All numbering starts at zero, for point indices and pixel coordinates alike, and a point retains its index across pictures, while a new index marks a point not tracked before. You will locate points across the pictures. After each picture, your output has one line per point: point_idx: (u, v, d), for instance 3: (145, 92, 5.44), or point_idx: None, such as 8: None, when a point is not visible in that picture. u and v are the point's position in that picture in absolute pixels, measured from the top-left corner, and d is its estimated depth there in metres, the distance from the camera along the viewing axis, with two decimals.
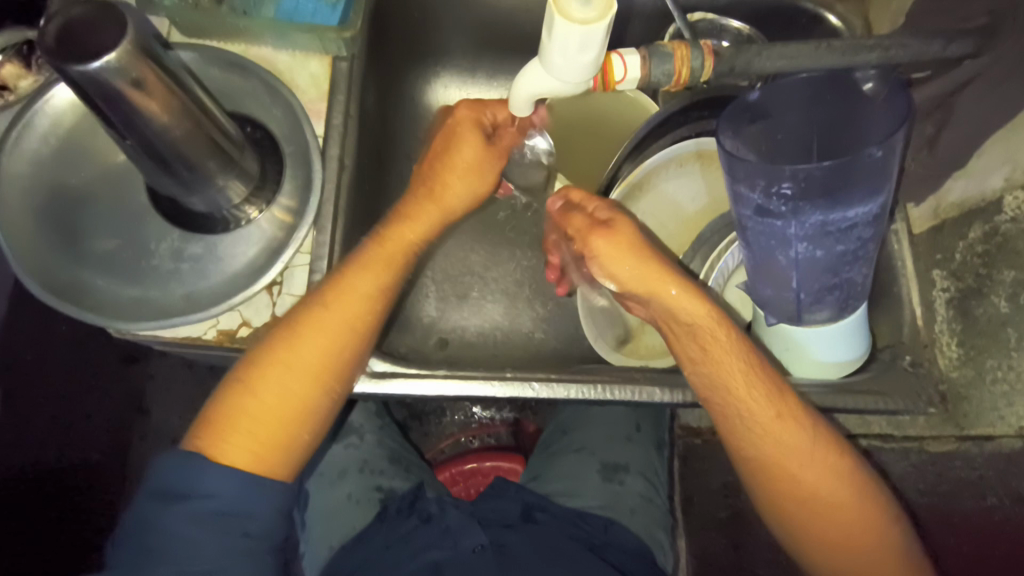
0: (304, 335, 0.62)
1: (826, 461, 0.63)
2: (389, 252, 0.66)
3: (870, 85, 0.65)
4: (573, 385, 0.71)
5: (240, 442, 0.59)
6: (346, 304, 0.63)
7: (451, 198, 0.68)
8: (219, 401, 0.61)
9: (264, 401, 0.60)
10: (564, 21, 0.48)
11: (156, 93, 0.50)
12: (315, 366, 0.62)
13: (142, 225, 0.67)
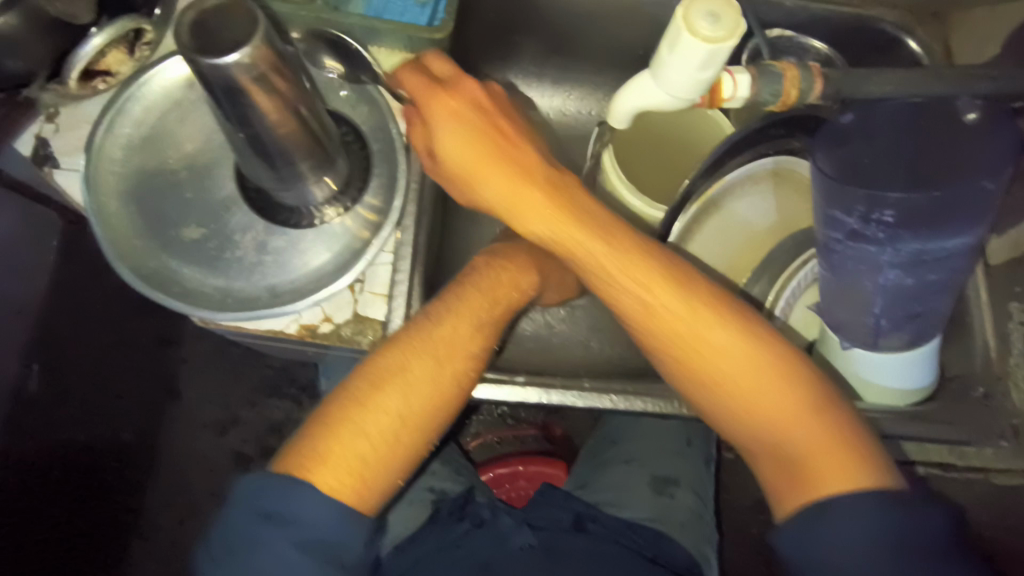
0: (410, 371, 0.61)
1: (793, 416, 0.58)
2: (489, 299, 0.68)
3: (973, 113, 0.64)
4: (650, 399, 0.69)
5: (345, 469, 0.57)
6: (454, 347, 0.64)
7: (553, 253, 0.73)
8: (322, 429, 0.59)
9: (367, 426, 0.59)
10: (692, 35, 0.47)
11: (275, 89, 0.50)
12: (429, 393, 0.62)
13: (226, 215, 0.68)
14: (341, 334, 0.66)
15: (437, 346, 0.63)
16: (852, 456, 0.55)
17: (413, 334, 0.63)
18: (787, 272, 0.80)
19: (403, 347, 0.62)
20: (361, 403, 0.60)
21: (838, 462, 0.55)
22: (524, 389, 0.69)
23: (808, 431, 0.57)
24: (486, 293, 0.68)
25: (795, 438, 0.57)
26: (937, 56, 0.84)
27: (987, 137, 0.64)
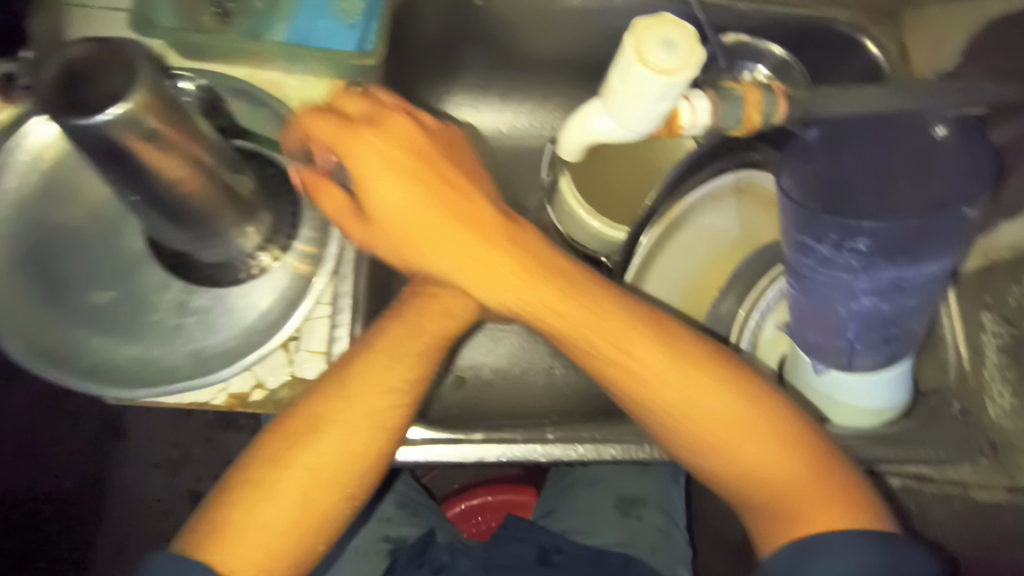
0: (318, 431, 0.52)
1: (740, 432, 0.54)
2: (416, 340, 0.57)
3: (943, 130, 0.60)
4: (618, 445, 0.64)
5: (248, 560, 0.47)
6: (369, 403, 0.53)
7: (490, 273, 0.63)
8: (217, 511, 0.49)
9: (274, 511, 0.48)
10: (646, 68, 0.42)
11: (173, 145, 0.43)
12: (336, 455, 0.51)
13: (139, 274, 0.60)
14: (276, 400, 0.59)
15: (345, 400, 0.53)
16: (846, 499, 0.51)
17: (324, 390, 0.54)
18: (758, 289, 0.76)
19: (314, 416, 0.52)
20: (268, 476, 0.50)
21: (784, 471, 0.53)
22: (481, 447, 0.63)
23: (762, 448, 0.53)
24: (401, 334, 0.57)
25: (794, 459, 0.53)
26: (895, 58, 0.80)
27: (949, 149, 0.60)
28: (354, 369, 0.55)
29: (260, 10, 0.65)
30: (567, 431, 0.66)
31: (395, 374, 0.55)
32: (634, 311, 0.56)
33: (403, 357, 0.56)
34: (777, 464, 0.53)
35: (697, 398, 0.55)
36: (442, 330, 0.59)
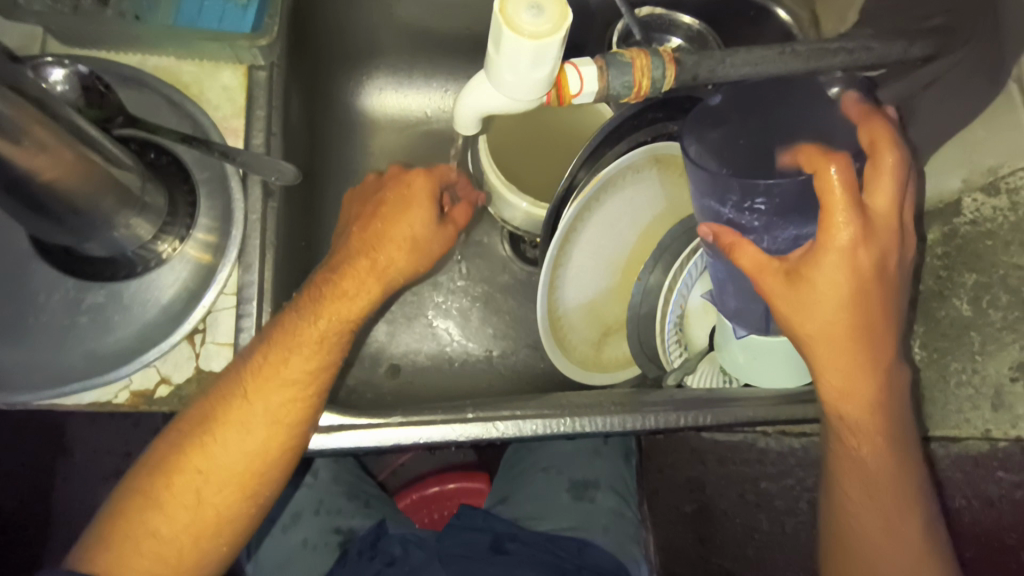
0: (220, 438, 0.56)
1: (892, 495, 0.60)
2: (311, 344, 0.57)
3: (836, 88, 0.63)
4: (536, 420, 0.65)
5: (171, 547, 0.55)
6: (268, 408, 0.56)
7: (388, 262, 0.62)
8: (133, 511, 0.56)
9: (191, 504, 0.56)
10: (513, 34, 0.42)
11: (21, 130, 0.42)
12: (238, 453, 0.56)
13: (28, 274, 0.57)
14: (182, 395, 0.58)
15: (244, 405, 0.56)
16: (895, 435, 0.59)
17: (223, 403, 0.56)
18: (682, 257, 0.75)
19: (223, 415, 0.56)
20: (175, 483, 0.56)
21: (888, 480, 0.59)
22: (402, 429, 0.62)
23: (881, 390, 0.56)
24: (296, 336, 0.57)
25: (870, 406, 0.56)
26: (805, 25, 0.81)
27: (842, 108, 0.59)
28: (245, 377, 0.56)
29: None
30: (488, 409, 0.66)
31: (288, 378, 0.56)
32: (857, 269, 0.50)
33: (289, 359, 0.56)
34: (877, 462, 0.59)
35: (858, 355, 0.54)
36: (344, 318, 0.59)
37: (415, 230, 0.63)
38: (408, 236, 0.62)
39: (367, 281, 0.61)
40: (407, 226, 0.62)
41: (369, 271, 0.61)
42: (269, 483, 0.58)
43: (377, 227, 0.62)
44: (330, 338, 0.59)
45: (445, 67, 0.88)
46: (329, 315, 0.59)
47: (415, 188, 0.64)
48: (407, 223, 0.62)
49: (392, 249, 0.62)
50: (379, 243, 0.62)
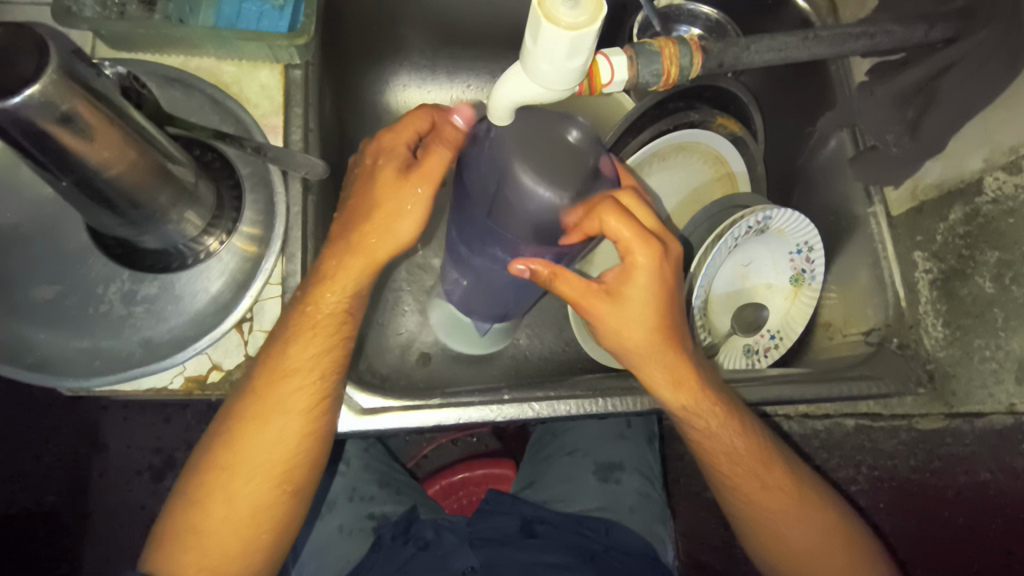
0: (244, 436, 0.59)
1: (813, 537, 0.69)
2: (319, 332, 0.60)
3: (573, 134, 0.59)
4: (571, 400, 0.68)
5: (224, 545, 0.58)
6: (286, 401, 0.59)
7: (380, 239, 0.59)
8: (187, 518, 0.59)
9: (232, 502, 0.58)
10: (552, 25, 0.43)
11: (93, 128, 0.45)
12: (260, 450, 0.59)
13: (85, 267, 0.61)
14: (233, 380, 0.61)
15: (257, 401, 0.59)
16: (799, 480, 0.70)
17: (247, 400, 0.59)
18: (714, 234, 0.75)
19: (248, 409, 0.59)
20: (215, 484, 0.59)
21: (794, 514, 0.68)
22: (441, 411, 0.65)
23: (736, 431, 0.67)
24: (307, 323, 0.59)
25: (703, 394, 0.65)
26: (823, 12, 0.82)
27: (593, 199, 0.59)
28: (260, 374, 0.59)
29: None
30: (522, 391, 0.69)
31: (309, 367, 0.59)
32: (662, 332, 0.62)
33: (308, 341, 0.59)
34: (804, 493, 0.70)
35: (672, 358, 0.63)
36: (342, 302, 0.60)
37: (396, 188, 0.59)
38: (392, 199, 0.59)
39: (358, 261, 0.60)
40: (386, 183, 0.59)
41: (358, 246, 0.59)
42: (300, 477, 0.60)
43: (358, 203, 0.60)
44: (343, 324, 0.61)
45: (468, 62, 0.90)
46: (332, 302, 0.60)
47: (388, 149, 0.61)
48: (394, 186, 0.59)
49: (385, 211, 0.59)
50: (369, 225, 0.59)
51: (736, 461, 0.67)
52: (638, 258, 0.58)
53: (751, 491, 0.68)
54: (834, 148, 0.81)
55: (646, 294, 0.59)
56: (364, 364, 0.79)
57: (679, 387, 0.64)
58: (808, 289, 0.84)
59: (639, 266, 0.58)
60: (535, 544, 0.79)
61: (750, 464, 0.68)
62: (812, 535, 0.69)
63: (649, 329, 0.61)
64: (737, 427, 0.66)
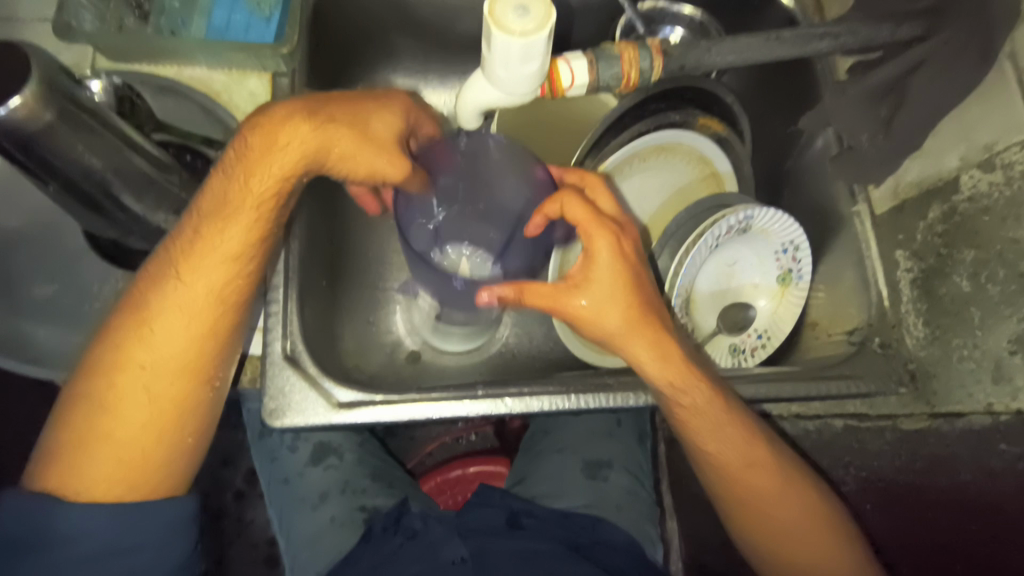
0: (113, 393, 0.57)
1: (790, 518, 0.68)
2: (208, 260, 0.58)
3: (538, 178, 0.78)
4: (545, 396, 0.70)
5: (95, 474, 0.57)
6: (167, 326, 0.58)
7: (258, 182, 0.58)
8: (61, 429, 0.58)
9: (112, 422, 0.57)
10: (502, 33, 0.45)
11: (77, 136, 0.48)
12: (138, 409, 0.58)
13: (83, 266, 0.65)
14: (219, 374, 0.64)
15: (117, 359, 0.58)
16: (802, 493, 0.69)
17: (133, 315, 0.59)
18: (695, 233, 0.74)
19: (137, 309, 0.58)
20: (88, 386, 0.58)
21: (794, 510, 0.68)
22: (417, 404, 0.68)
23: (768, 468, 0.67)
24: (191, 253, 0.58)
25: (698, 383, 0.64)
26: (809, 11, 0.82)
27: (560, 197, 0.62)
28: (139, 333, 0.58)
29: (176, 10, 0.70)
30: (496, 386, 0.71)
31: (185, 322, 0.58)
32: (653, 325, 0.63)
33: (189, 300, 0.58)
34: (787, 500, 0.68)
35: (647, 332, 0.63)
36: (242, 240, 0.59)
37: (355, 138, 0.60)
38: (311, 133, 0.59)
39: (255, 193, 0.58)
40: (379, 131, 0.62)
41: (257, 173, 0.58)
42: (190, 428, 0.60)
43: (262, 130, 0.59)
44: (228, 277, 0.59)
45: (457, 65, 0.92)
46: (230, 237, 0.58)
47: (393, 104, 0.65)
48: (330, 133, 0.59)
49: (292, 138, 0.58)
50: (269, 154, 0.58)
51: (732, 476, 0.67)
52: (603, 239, 0.61)
53: (737, 467, 0.67)
54: (821, 147, 0.81)
55: (614, 273, 0.61)
56: (351, 363, 0.82)
57: (659, 363, 0.63)
58: (795, 289, 0.83)
59: (605, 243, 0.61)
60: (520, 535, 0.80)
61: (773, 491, 0.68)
62: (793, 511, 0.68)
63: (625, 321, 0.62)
64: (694, 386, 0.64)
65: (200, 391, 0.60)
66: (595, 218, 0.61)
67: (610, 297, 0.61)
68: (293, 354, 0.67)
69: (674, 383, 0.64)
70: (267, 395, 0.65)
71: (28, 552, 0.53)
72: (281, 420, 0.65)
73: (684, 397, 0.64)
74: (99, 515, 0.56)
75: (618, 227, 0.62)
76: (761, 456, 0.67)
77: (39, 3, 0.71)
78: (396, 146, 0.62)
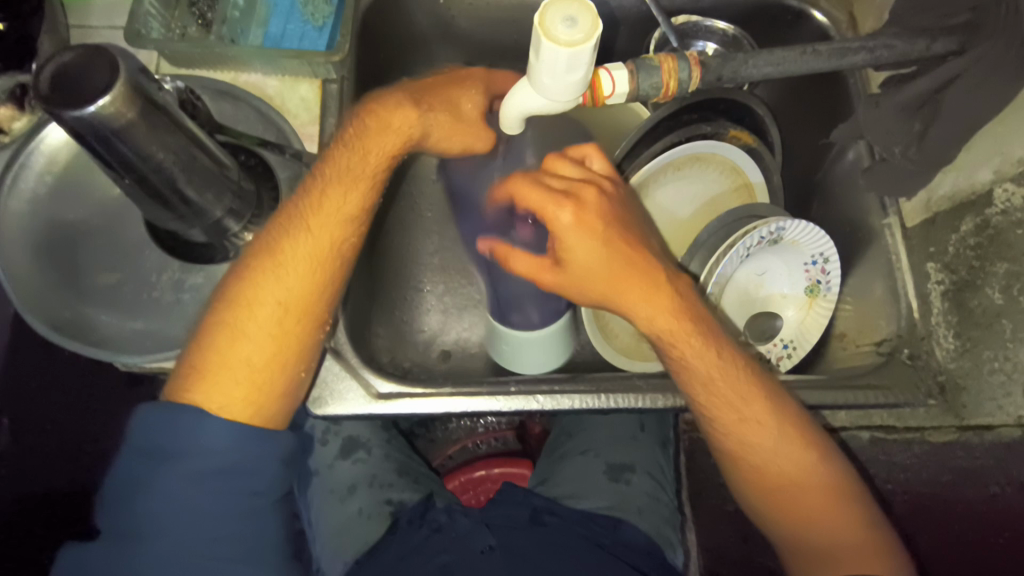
0: (237, 326, 0.61)
1: (824, 508, 0.66)
2: (333, 217, 0.64)
3: None
4: (576, 395, 0.72)
5: (226, 394, 0.60)
6: (296, 265, 0.63)
7: (374, 143, 0.66)
8: (193, 351, 0.61)
9: (241, 348, 0.61)
10: (550, 41, 0.48)
11: (150, 133, 0.52)
12: (268, 338, 0.62)
13: (144, 257, 0.69)
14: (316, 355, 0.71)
15: (240, 295, 0.62)
16: (836, 484, 0.66)
17: (264, 250, 0.63)
18: (727, 242, 0.75)
19: (272, 244, 0.63)
20: (226, 310, 0.62)
21: (820, 504, 0.66)
22: (452, 398, 0.71)
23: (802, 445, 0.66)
24: (323, 205, 0.64)
25: (743, 366, 0.67)
26: (842, 25, 0.84)
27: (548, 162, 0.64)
28: (261, 267, 0.63)
29: (237, 18, 0.74)
30: (528, 384, 0.74)
31: (306, 267, 0.63)
32: (632, 271, 0.62)
33: (312, 251, 0.63)
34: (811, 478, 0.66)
35: (643, 281, 0.63)
36: (361, 203, 0.65)
37: (452, 118, 0.70)
38: (415, 115, 0.67)
39: (371, 166, 0.66)
40: (468, 108, 0.72)
41: (377, 147, 0.66)
42: (285, 372, 0.62)
43: (381, 112, 0.67)
44: (339, 237, 0.64)
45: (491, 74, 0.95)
46: (354, 196, 0.65)
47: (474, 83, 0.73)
48: (441, 114, 0.70)
49: (404, 121, 0.67)
50: (385, 132, 0.67)
51: (761, 468, 0.66)
52: (563, 214, 0.60)
53: (758, 452, 0.66)
54: (852, 160, 0.82)
55: (583, 238, 0.60)
56: (386, 357, 0.84)
57: (650, 310, 0.63)
58: (823, 300, 0.84)
59: (565, 216, 0.60)
60: (543, 530, 0.82)
61: (808, 486, 0.66)
62: (821, 512, 0.66)
63: (611, 267, 0.61)
64: (688, 337, 0.64)
65: (313, 342, 0.63)
66: (549, 193, 0.60)
67: (584, 240, 0.60)
68: (336, 346, 0.71)
69: (670, 332, 0.64)
70: (310, 383, 0.69)
71: (164, 457, 0.56)
72: (324, 408, 0.68)
73: (673, 347, 0.64)
74: (229, 429, 0.58)
75: (575, 191, 0.61)
76: (756, 400, 0.66)
77: (110, 12, 0.76)
78: (484, 124, 0.72)
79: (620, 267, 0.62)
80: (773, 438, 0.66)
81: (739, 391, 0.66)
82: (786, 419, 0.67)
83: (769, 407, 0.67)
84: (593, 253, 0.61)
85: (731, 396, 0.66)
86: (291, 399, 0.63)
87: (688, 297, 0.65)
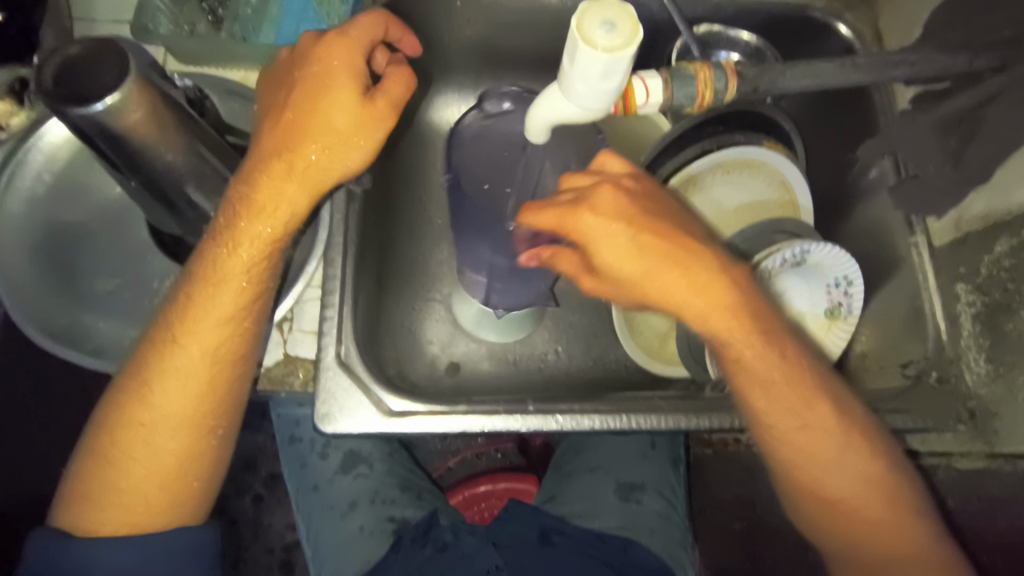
0: (119, 436, 0.60)
1: (900, 539, 0.62)
2: (222, 304, 0.58)
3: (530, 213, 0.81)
4: (595, 415, 0.69)
5: (134, 498, 0.60)
6: (178, 366, 0.59)
7: (262, 199, 0.55)
8: (81, 464, 0.61)
9: (135, 460, 0.60)
10: (588, 47, 0.45)
11: (159, 133, 0.49)
12: (157, 443, 0.60)
13: (145, 263, 0.67)
14: (323, 362, 0.67)
15: (128, 403, 0.60)
16: (907, 509, 0.62)
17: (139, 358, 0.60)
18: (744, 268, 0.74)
19: (158, 347, 0.60)
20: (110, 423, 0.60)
21: (901, 532, 0.62)
22: (467, 418, 0.67)
23: (869, 467, 0.63)
24: (214, 288, 0.58)
25: (793, 387, 0.61)
26: (868, 40, 0.82)
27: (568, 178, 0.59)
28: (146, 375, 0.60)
29: (248, 16, 0.72)
30: (546, 402, 0.71)
31: (199, 366, 0.59)
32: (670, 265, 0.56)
33: (202, 349, 0.59)
34: (880, 506, 0.62)
35: (687, 271, 0.56)
36: (256, 279, 0.59)
37: (342, 123, 0.55)
38: (290, 156, 0.54)
39: (268, 234, 0.57)
40: (351, 101, 0.55)
41: (272, 207, 0.56)
42: (190, 467, 0.61)
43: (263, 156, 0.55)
44: (236, 321, 0.59)
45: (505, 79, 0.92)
46: (248, 273, 0.58)
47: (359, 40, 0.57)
48: (321, 138, 0.55)
49: (297, 163, 0.55)
50: (273, 183, 0.55)
51: (827, 495, 0.63)
52: (584, 220, 0.55)
53: (839, 490, 0.62)
54: (876, 177, 0.80)
55: (610, 241, 0.55)
56: (395, 371, 0.81)
57: (701, 302, 0.57)
58: (843, 322, 0.81)
59: (587, 224, 0.55)
60: (552, 552, 0.78)
61: (877, 518, 0.62)
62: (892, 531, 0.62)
63: (661, 276, 0.56)
64: (751, 342, 0.59)
65: (212, 430, 0.62)
66: (559, 208, 0.56)
67: (608, 241, 0.55)
68: (346, 359, 0.68)
69: (728, 329, 0.58)
70: (318, 398, 0.65)
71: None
72: (333, 424, 0.65)
73: (736, 350, 0.59)
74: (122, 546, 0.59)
75: (594, 189, 0.56)
76: (818, 408, 0.62)
77: (117, 6, 0.73)
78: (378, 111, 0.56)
79: (662, 272, 0.56)
80: (861, 473, 0.62)
81: (809, 409, 0.61)
82: (858, 445, 0.62)
83: (837, 414, 0.62)
84: (626, 261, 0.56)
85: (791, 402, 0.61)
86: (208, 477, 0.63)
87: (753, 297, 0.59)
